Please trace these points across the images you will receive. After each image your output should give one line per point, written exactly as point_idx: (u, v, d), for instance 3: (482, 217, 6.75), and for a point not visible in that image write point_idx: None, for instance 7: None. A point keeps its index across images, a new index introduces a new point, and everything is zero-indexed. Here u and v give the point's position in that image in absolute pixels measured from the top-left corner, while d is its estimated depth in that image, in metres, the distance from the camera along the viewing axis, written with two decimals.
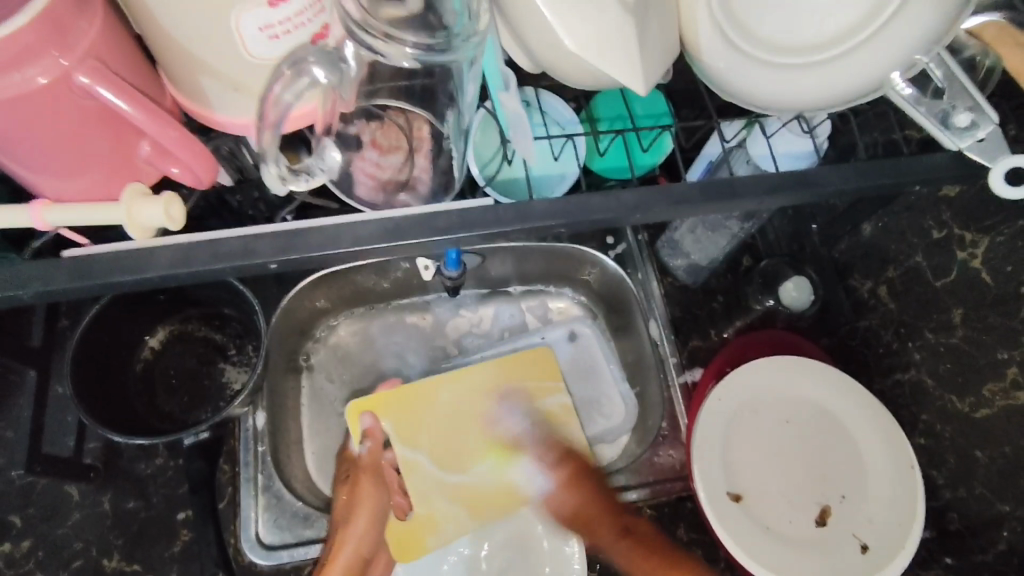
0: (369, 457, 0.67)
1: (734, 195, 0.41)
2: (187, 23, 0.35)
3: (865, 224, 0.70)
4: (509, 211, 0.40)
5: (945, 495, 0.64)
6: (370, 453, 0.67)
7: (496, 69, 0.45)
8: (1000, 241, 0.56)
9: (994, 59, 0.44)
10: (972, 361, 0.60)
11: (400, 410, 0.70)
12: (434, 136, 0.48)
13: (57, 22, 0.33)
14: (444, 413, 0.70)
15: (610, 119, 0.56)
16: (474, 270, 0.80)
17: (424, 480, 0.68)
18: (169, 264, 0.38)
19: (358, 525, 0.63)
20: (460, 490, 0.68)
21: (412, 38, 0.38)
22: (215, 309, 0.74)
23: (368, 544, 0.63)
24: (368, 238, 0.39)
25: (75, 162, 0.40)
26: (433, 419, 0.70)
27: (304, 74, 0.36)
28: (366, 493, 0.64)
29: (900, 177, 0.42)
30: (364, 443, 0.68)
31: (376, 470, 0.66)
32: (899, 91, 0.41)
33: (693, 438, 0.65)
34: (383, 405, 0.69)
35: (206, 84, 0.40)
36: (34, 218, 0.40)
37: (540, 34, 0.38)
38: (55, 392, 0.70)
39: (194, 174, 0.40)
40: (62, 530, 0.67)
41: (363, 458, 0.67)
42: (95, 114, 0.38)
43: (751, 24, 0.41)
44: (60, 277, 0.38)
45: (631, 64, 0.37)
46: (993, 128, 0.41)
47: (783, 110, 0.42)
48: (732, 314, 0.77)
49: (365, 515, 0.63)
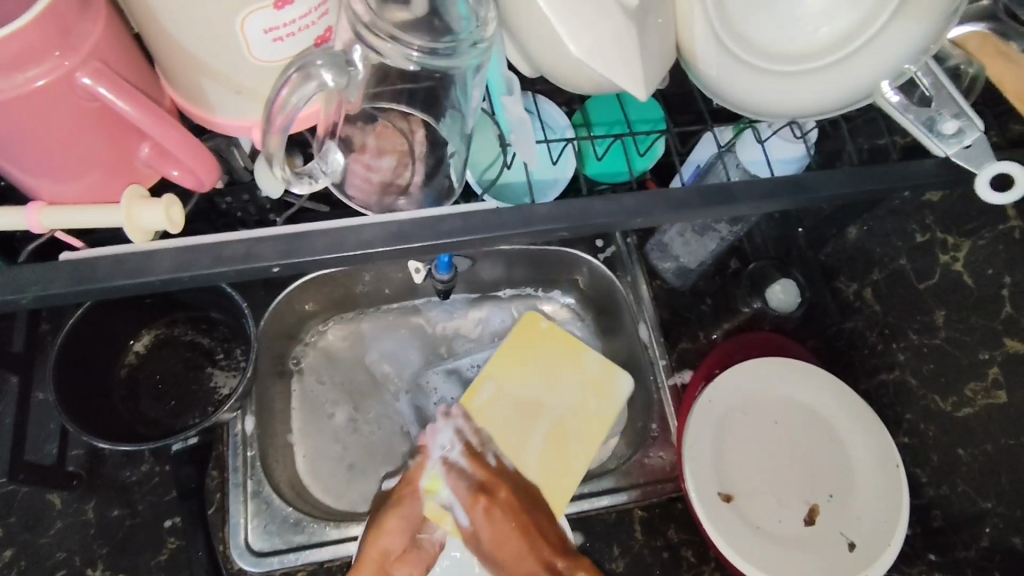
0: (464, 500, 0.64)
1: (729, 199, 0.42)
2: (189, 24, 0.35)
3: (851, 227, 0.72)
4: (509, 213, 0.40)
5: (928, 493, 0.65)
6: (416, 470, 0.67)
7: (501, 75, 0.48)
8: (982, 245, 0.57)
9: (977, 68, 0.45)
10: (954, 361, 0.61)
11: (479, 418, 0.70)
12: (433, 141, 0.48)
13: (61, 21, 0.33)
14: (521, 400, 0.71)
15: (607, 124, 0.56)
16: (465, 273, 0.80)
17: (497, 460, 0.68)
18: (170, 267, 0.38)
19: (490, 532, 0.63)
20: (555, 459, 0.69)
21: (418, 42, 0.38)
22: (203, 313, 0.73)
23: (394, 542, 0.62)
24: (370, 241, 0.39)
25: (72, 164, 0.39)
26: (513, 420, 0.70)
27: (312, 78, 0.36)
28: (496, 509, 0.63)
29: (890, 182, 0.43)
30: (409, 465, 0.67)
31: (509, 482, 0.66)
32: (887, 96, 0.41)
33: (684, 439, 0.66)
34: (485, 404, 0.70)
35: (207, 86, 0.39)
36: (31, 220, 0.39)
37: (543, 40, 0.38)
38: (37, 398, 0.69)
39: (196, 177, 0.40)
40: (44, 540, 0.65)
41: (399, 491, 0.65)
42: (95, 115, 0.37)
43: (745, 31, 0.41)
44: (61, 280, 0.37)
45: (633, 69, 0.38)
46: (978, 135, 0.42)
47: (778, 116, 0.43)
48: (720, 316, 0.78)
49: (506, 531, 0.62)
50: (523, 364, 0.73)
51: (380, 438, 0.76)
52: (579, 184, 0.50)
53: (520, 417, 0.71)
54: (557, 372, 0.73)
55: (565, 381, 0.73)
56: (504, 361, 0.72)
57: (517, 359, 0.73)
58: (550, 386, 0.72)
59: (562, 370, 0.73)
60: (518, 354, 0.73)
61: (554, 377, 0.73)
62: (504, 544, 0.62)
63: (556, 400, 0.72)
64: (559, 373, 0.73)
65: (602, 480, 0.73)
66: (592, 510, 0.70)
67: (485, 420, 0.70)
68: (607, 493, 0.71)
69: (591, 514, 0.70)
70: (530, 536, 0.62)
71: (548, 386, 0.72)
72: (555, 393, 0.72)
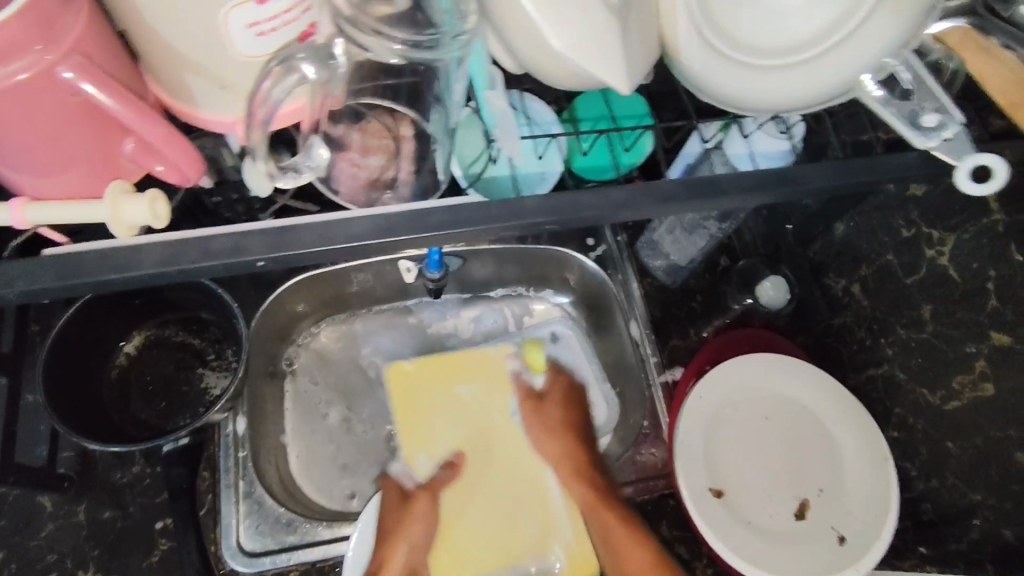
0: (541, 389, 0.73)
1: (714, 193, 0.42)
2: (170, 18, 0.35)
3: (838, 223, 0.72)
4: (496, 208, 0.40)
5: (919, 486, 0.66)
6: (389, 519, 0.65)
7: (484, 69, 0.47)
8: (967, 237, 0.58)
9: (957, 62, 0.46)
10: (941, 356, 0.62)
11: (446, 529, 0.69)
12: (418, 134, 0.48)
13: (41, 15, 0.33)
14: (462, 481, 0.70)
15: (592, 119, 0.57)
16: (456, 272, 0.80)
17: (476, 544, 0.69)
18: (158, 262, 0.38)
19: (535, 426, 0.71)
20: (532, 506, 0.70)
21: (401, 35, 0.38)
22: (193, 313, 0.73)
23: (417, 557, 0.64)
24: (358, 235, 0.39)
25: (56, 159, 0.39)
26: (457, 505, 0.70)
27: (293, 71, 0.36)
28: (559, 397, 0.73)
29: (873, 176, 0.43)
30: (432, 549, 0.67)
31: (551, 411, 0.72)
32: (869, 91, 0.42)
33: (675, 434, 0.67)
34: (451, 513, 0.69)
35: (190, 80, 0.39)
36: (15, 216, 0.39)
37: (528, 36, 0.39)
38: (27, 400, 0.69)
39: (181, 172, 0.40)
40: (35, 543, 0.65)
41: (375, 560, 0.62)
42: (78, 109, 0.37)
43: (725, 27, 0.42)
44: (47, 276, 0.37)
45: (615, 65, 0.38)
46: (959, 128, 0.42)
47: (761, 111, 0.43)
48: (710, 313, 0.78)
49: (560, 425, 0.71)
50: (439, 443, 0.73)
51: (373, 437, 0.76)
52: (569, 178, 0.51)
53: (465, 495, 0.70)
54: (470, 425, 0.73)
55: (471, 437, 0.73)
56: (409, 430, 0.73)
57: (413, 434, 0.72)
58: (478, 454, 0.72)
59: (474, 431, 0.73)
60: (416, 423, 0.73)
61: (474, 445, 0.73)
62: (553, 438, 0.70)
63: (478, 458, 0.72)
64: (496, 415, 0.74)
65: None
66: None
67: (452, 523, 0.69)
68: None
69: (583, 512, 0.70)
70: (576, 431, 0.71)
71: (480, 444, 0.73)
72: (488, 460, 0.72)
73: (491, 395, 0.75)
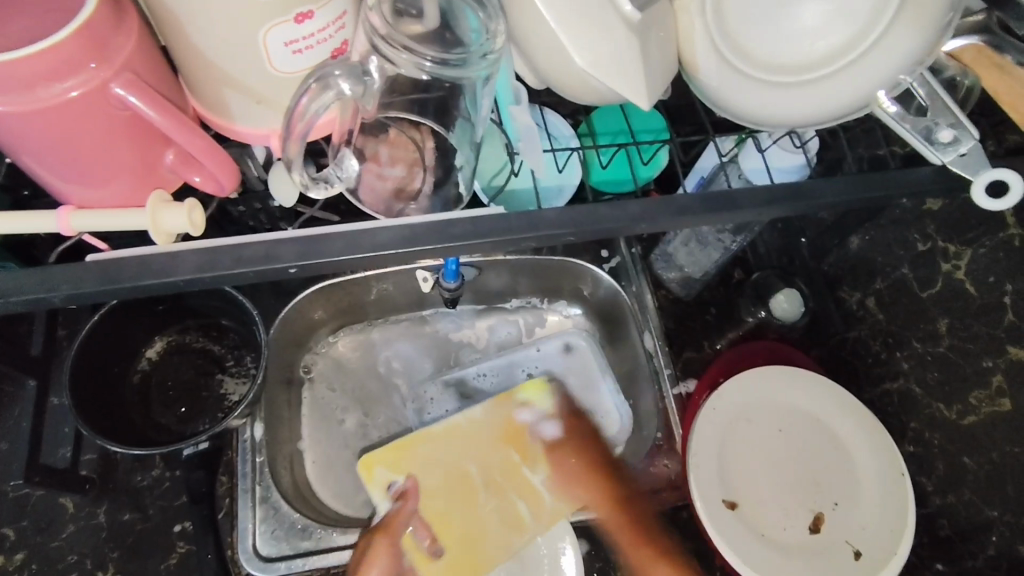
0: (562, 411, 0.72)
1: (730, 206, 0.43)
2: (212, 37, 0.36)
3: (853, 237, 0.72)
4: (516, 218, 0.41)
5: (935, 502, 0.65)
6: (396, 514, 0.65)
7: (510, 84, 0.48)
8: (983, 252, 0.59)
9: (972, 79, 0.46)
10: (960, 369, 0.62)
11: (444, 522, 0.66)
12: (440, 147, 0.50)
13: (92, 37, 0.35)
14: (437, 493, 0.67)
15: (611, 133, 0.58)
16: (471, 282, 0.81)
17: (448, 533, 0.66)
18: (193, 268, 0.39)
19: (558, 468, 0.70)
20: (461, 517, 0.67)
21: (430, 52, 0.39)
22: (214, 320, 0.75)
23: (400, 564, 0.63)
24: (385, 243, 0.40)
25: (101, 171, 0.41)
26: (466, 515, 0.67)
27: (331, 88, 0.38)
28: (572, 442, 0.71)
29: (886, 190, 0.44)
30: (393, 502, 0.66)
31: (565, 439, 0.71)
32: (883, 106, 0.42)
33: (690, 445, 0.67)
34: (427, 490, 0.67)
35: (230, 97, 0.41)
36: (61, 223, 0.41)
37: (550, 56, 0.40)
38: (52, 403, 0.70)
39: (217, 182, 0.41)
40: (56, 544, 0.66)
41: (389, 517, 0.64)
42: (126, 123, 0.39)
43: (745, 45, 0.43)
44: (90, 280, 0.38)
45: (635, 83, 0.39)
46: (973, 143, 0.43)
47: (781, 127, 0.44)
48: (724, 325, 0.78)
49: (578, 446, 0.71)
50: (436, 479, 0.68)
51: (389, 444, 0.77)
52: (586, 191, 0.51)
53: (438, 493, 0.67)
54: (532, 496, 0.68)
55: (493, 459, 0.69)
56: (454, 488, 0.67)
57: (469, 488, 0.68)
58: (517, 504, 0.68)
59: (503, 473, 0.69)
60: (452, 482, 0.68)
61: (507, 491, 0.68)
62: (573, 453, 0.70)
63: (484, 464, 0.69)
64: (505, 450, 0.69)
65: None
66: (599, 517, 0.70)
67: (458, 529, 0.66)
68: None
69: (597, 522, 0.70)
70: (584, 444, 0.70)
71: (481, 467, 0.69)
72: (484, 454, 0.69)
73: (561, 498, 0.68)
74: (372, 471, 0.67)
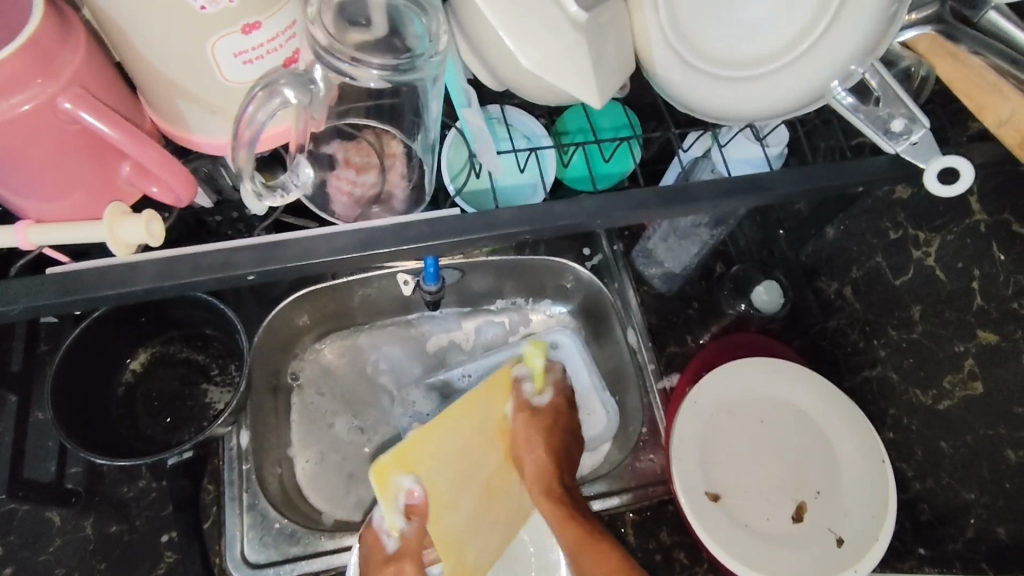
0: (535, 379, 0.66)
1: (688, 200, 0.43)
2: (159, 48, 0.37)
3: (828, 228, 0.73)
4: (476, 219, 0.42)
5: (916, 487, 0.66)
6: (410, 530, 0.57)
7: (460, 85, 0.49)
8: (951, 238, 0.59)
9: (927, 70, 0.48)
10: (933, 355, 0.63)
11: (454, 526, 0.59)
12: (406, 154, 0.51)
13: (39, 51, 0.35)
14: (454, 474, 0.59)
15: (572, 132, 0.59)
16: (454, 284, 0.82)
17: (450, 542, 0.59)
18: (151, 278, 0.40)
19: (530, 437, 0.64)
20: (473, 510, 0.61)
21: (377, 61, 0.39)
22: (197, 330, 0.75)
23: None
24: (340, 248, 0.41)
25: (58, 185, 0.41)
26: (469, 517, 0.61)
27: (276, 94, 0.39)
28: (545, 421, 0.65)
29: (843, 179, 0.45)
30: (405, 520, 0.56)
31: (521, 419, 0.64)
32: (839, 99, 0.43)
33: (672, 439, 0.67)
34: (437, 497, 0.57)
35: (184, 108, 0.42)
36: (20, 238, 0.42)
37: (502, 60, 0.41)
38: (35, 417, 0.71)
39: (175, 193, 0.42)
40: (44, 557, 0.67)
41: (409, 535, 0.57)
42: (78, 138, 0.39)
43: (699, 40, 0.43)
44: (49, 291, 0.39)
45: (586, 78, 0.40)
46: (925, 131, 0.43)
47: (738, 121, 0.45)
48: (707, 319, 0.79)
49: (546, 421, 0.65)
50: (433, 466, 0.56)
51: (378, 446, 0.78)
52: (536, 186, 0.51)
53: (445, 512, 0.58)
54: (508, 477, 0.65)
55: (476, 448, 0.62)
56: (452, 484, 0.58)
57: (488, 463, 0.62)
58: (493, 504, 0.64)
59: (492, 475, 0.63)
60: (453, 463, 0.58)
61: (500, 495, 0.64)
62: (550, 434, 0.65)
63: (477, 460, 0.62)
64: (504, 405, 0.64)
65: (593, 484, 0.73)
66: None
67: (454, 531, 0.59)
68: (599, 497, 0.72)
69: None
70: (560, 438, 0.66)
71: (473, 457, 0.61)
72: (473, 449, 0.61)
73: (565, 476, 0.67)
74: (387, 480, 0.54)
